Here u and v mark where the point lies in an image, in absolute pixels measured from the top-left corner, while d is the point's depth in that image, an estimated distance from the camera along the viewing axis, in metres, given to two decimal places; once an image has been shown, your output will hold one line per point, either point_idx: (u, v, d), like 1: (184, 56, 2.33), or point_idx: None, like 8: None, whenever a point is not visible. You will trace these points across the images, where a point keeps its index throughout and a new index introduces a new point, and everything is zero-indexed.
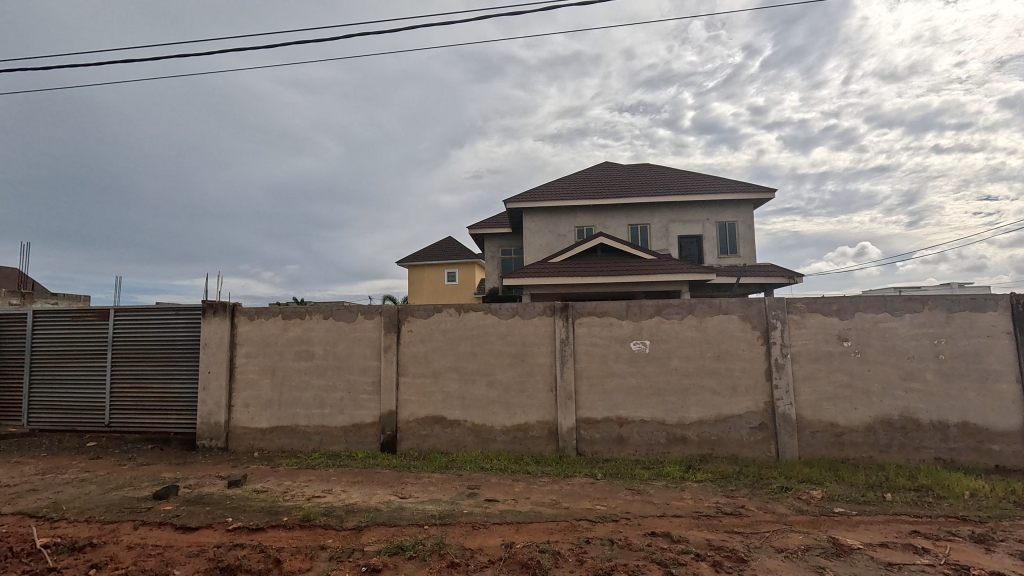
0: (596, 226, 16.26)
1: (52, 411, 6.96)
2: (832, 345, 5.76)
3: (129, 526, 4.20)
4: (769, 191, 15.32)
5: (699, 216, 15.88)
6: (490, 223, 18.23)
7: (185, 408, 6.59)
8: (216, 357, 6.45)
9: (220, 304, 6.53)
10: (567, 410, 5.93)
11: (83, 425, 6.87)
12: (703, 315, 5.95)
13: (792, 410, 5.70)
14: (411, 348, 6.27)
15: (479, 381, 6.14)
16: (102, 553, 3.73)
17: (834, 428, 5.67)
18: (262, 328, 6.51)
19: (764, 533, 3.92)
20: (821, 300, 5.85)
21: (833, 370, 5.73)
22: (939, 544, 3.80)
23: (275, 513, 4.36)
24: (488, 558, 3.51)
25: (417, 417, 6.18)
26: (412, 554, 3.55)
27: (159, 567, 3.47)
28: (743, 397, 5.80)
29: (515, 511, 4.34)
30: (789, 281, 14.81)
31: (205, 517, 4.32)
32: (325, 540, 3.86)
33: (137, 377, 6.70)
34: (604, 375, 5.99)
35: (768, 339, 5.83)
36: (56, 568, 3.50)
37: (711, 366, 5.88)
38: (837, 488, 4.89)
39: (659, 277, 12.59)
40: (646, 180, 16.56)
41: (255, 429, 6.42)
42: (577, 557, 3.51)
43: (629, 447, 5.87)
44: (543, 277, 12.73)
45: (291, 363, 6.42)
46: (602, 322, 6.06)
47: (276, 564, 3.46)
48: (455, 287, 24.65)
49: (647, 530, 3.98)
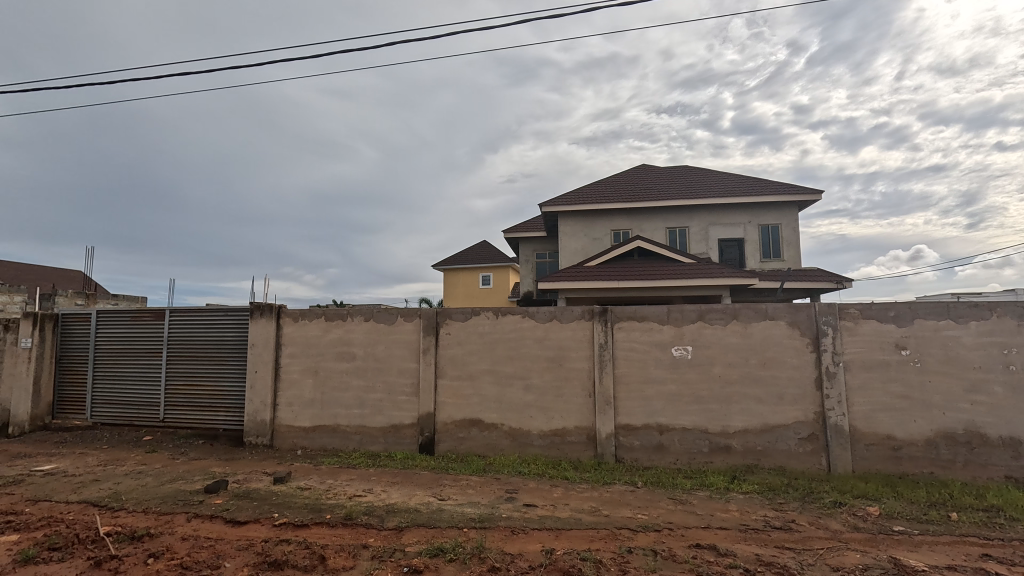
0: (632, 229, 16.01)
1: (112, 406, 7.36)
2: (889, 353, 5.46)
3: (183, 518, 4.38)
4: (814, 192, 14.73)
5: (739, 218, 15.44)
6: (525, 228, 18.28)
7: (234, 406, 6.85)
8: (263, 357, 6.69)
9: (267, 306, 6.77)
10: (605, 416, 5.85)
11: (140, 420, 7.23)
12: (748, 320, 5.75)
13: (845, 421, 5.43)
14: (449, 350, 6.31)
15: (515, 384, 6.12)
16: (158, 543, 3.89)
17: (891, 441, 5.37)
18: (305, 329, 6.69)
19: (817, 550, 3.73)
20: (876, 306, 5.57)
21: (889, 380, 5.43)
22: (1014, 569, 3.53)
23: (319, 510, 4.46)
24: (529, 564, 3.47)
25: (454, 420, 6.22)
26: (452, 556, 3.56)
27: (212, 559, 3.59)
28: (792, 407, 5.57)
29: (553, 518, 4.29)
30: (838, 286, 14.18)
31: (253, 511, 4.47)
32: (367, 539, 3.92)
33: (189, 375, 7.02)
34: (643, 381, 5.87)
35: (818, 346, 5.58)
36: (117, 556, 3.66)
37: (757, 374, 5.67)
38: (896, 505, 4.61)
39: (698, 281, 12.31)
40: (685, 182, 16.21)
41: (298, 428, 6.60)
42: (619, 566, 3.44)
43: (670, 455, 5.73)
44: (577, 281, 12.69)
45: (333, 363, 6.57)
46: (642, 327, 5.94)
47: (322, 561, 3.53)
48: (490, 291, 24.86)
49: (692, 541, 3.86)
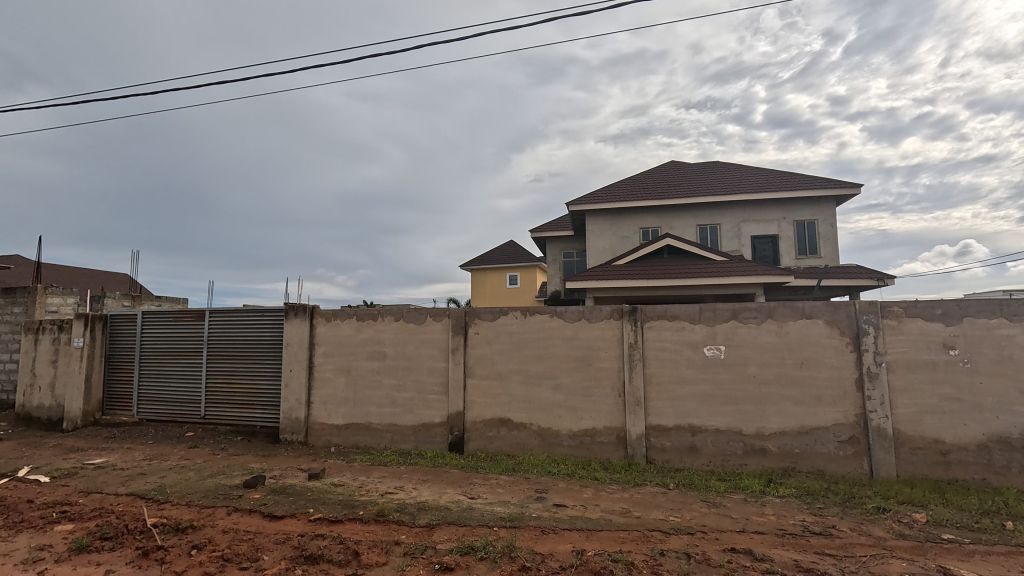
0: (661, 227, 15.76)
1: (157, 403, 7.68)
2: (936, 353, 5.22)
3: (224, 511, 4.54)
4: (853, 186, 14.20)
5: (773, 214, 15.01)
6: (552, 227, 18.21)
7: (270, 403, 7.06)
8: (297, 356, 6.86)
9: (301, 306, 6.94)
10: (636, 417, 5.77)
11: (182, 416, 7.52)
12: (784, 319, 5.59)
13: (889, 424, 5.21)
14: (478, 350, 6.35)
15: (544, 384, 6.11)
16: (201, 535, 4.04)
17: (939, 445, 5.13)
18: (337, 329, 6.84)
19: (859, 558, 3.60)
20: (921, 304, 5.33)
21: (937, 382, 5.19)
22: None
23: (352, 507, 4.55)
24: (560, 564, 3.46)
25: (484, 419, 6.25)
26: (483, 554, 3.58)
27: (251, 552, 3.71)
28: (831, 408, 5.39)
29: (583, 518, 4.27)
30: (879, 283, 13.63)
31: (289, 506, 4.59)
32: (400, 535, 3.97)
33: (229, 374, 7.27)
34: (675, 382, 5.77)
35: (859, 346, 5.37)
36: (163, 546, 3.82)
37: (793, 375, 5.50)
38: (945, 512, 4.40)
39: (730, 280, 12.02)
40: (716, 178, 15.86)
41: (331, 425, 6.74)
42: (651, 569, 3.39)
43: (703, 457, 5.61)
44: (605, 280, 12.56)
45: (364, 363, 6.70)
46: (673, 327, 5.84)
47: (355, 557, 3.60)
48: (517, 291, 24.88)
49: (727, 545, 3.77)
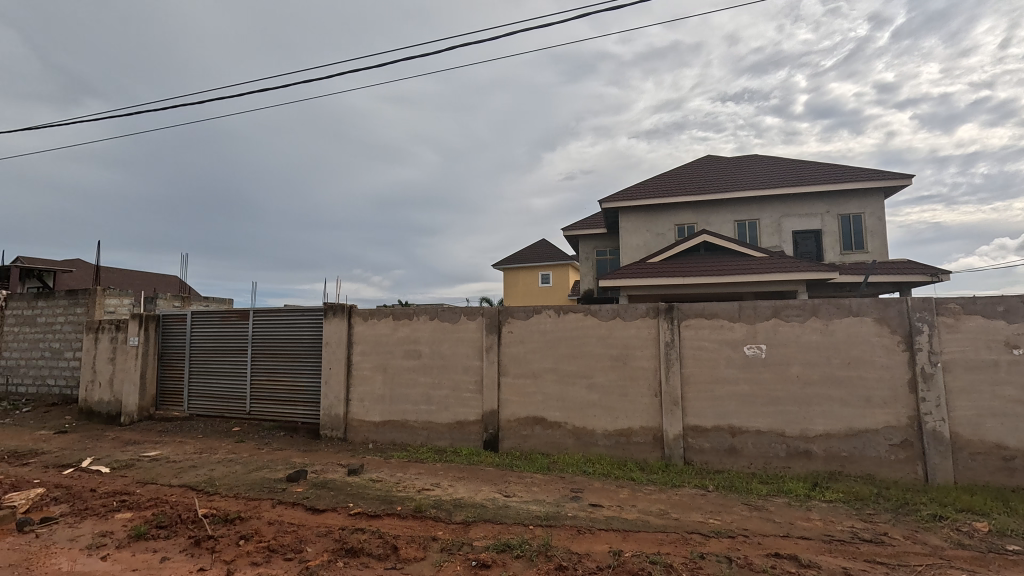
0: (697, 223, 15.39)
1: (205, 399, 8.03)
2: (998, 352, 4.91)
3: (269, 504, 4.71)
4: (903, 177, 13.52)
5: (816, 208, 14.45)
6: (585, 225, 18.07)
7: (311, 400, 7.27)
8: (336, 354, 7.04)
9: (339, 306, 7.12)
10: (673, 417, 5.66)
11: (229, 412, 7.84)
12: (830, 317, 5.37)
13: (945, 427, 4.94)
14: (511, 348, 6.36)
15: (579, 383, 6.07)
16: (248, 526, 4.21)
17: (1002, 450, 4.83)
18: (374, 328, 6.98)
19: (914, 567, 3.42)
20: (981, 300, 5.02)
21: (999, 383, 4.89)
22: None
23: (390, 502, 4.64)
24: (597, 565, 3.43)
25: (518, 417, 6.26)
26: (519, 553, 3.59)
27: (295, 544, 3.83)
28: (881, 410, 5.15)
29: (620, 519, 4.22)
30: (932, 279, 12.93)
31: (330, 500, 4.72)
32: (437, 531, 4.03)
33: (272, 371, 7.53)
34: (713, 381, 5.63)
35: (911, 345, 5.11)
36: (214, 536, 3.99)
37: (840, 375, 5.28)
38: (1009, 521, 4.14)
39: (770, 277, 11.63)
40: (755, 172, 15.38)
41: (369, 422, 6.89)
42: (691, 572, 3.32)
43: (743, 459, 5.46)
44: (639, 278, 12.37)
45: (401, 361, 6.81)
46: (711, 325, 5.70)
47: (394, 551, 3.67)
48: (549, 290, 24.80)
49: (770, 550, 3.66)
